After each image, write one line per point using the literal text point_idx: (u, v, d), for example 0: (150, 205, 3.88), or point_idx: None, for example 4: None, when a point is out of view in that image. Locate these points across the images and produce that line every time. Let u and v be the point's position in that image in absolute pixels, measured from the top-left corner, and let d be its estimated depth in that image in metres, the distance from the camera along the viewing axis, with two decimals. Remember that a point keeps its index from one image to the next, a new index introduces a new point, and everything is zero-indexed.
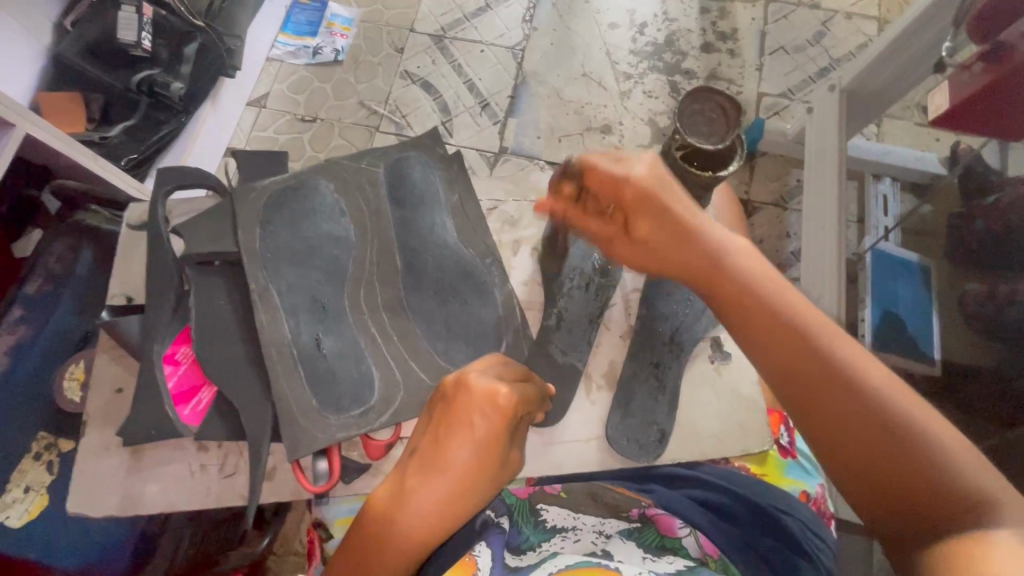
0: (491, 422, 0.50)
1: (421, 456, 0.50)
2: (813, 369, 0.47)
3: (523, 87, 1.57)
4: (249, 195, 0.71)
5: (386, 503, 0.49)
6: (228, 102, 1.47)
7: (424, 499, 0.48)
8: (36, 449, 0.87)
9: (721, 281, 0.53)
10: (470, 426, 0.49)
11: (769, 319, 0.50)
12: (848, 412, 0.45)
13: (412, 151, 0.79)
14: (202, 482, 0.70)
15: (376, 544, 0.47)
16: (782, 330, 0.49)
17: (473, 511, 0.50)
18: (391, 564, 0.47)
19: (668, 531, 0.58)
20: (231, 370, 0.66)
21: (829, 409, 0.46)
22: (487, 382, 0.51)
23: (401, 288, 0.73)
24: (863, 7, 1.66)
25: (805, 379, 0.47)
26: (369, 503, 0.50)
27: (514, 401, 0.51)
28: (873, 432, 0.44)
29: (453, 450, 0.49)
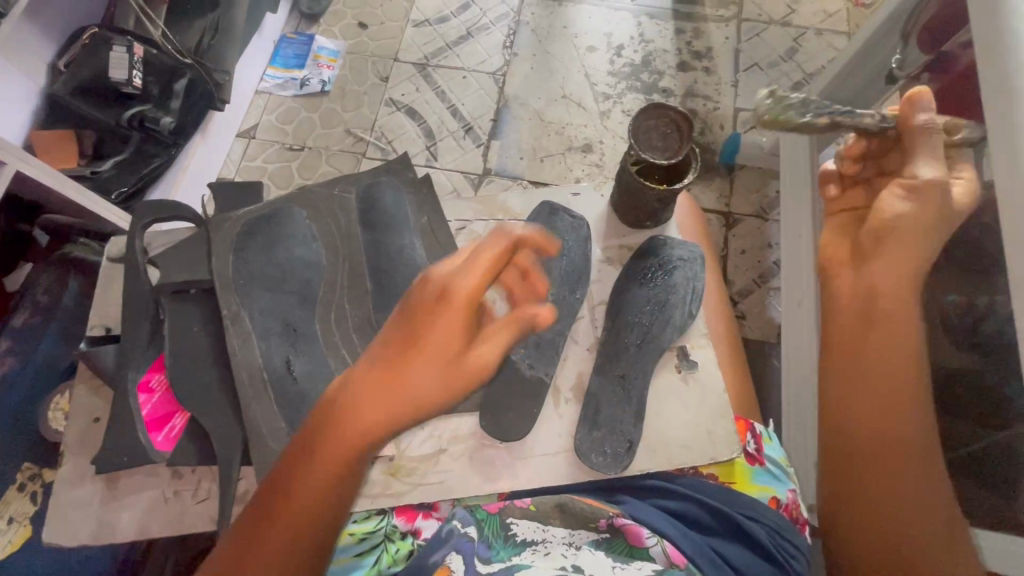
0: (452, 317, 0.47)
1: (381, 366, 0.48)
2: (886, 472, 0.68)
3: (505, 110, 1.62)
4: (223, 225, 0.75)
5: (293, 449, 0.49)
6: (219, 133, 1.52)
7: (333, 439, 0.47)
8: (21, 479, 0.90)
9: (888, 337, 0.70)
10: (433, 324, 0.48)
11: (898, 377, 0.69)
12: (870, 510, 0.68)
13: (384, 176, 0.83)
14: (177, 507, 0.68)
15: (284, 487, 0.48)
16: (893, 436, 0.68)
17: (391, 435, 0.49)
18: (295, 513, 0.47)
19: (636, 541, 0.60)
20: (205, 394, 0.67)
21: (877, 504, 0.68)
22: (456, 275, 0.48)
23: (371, 308, 0.74)
24: (833, 23, 1.72)
25: (861, 479, 0.69)
26: (285, 449, 0.50)
27: (472, 294, 0.48)
28: (900, 510, 0.67)
29: (417, 353, 0.47)
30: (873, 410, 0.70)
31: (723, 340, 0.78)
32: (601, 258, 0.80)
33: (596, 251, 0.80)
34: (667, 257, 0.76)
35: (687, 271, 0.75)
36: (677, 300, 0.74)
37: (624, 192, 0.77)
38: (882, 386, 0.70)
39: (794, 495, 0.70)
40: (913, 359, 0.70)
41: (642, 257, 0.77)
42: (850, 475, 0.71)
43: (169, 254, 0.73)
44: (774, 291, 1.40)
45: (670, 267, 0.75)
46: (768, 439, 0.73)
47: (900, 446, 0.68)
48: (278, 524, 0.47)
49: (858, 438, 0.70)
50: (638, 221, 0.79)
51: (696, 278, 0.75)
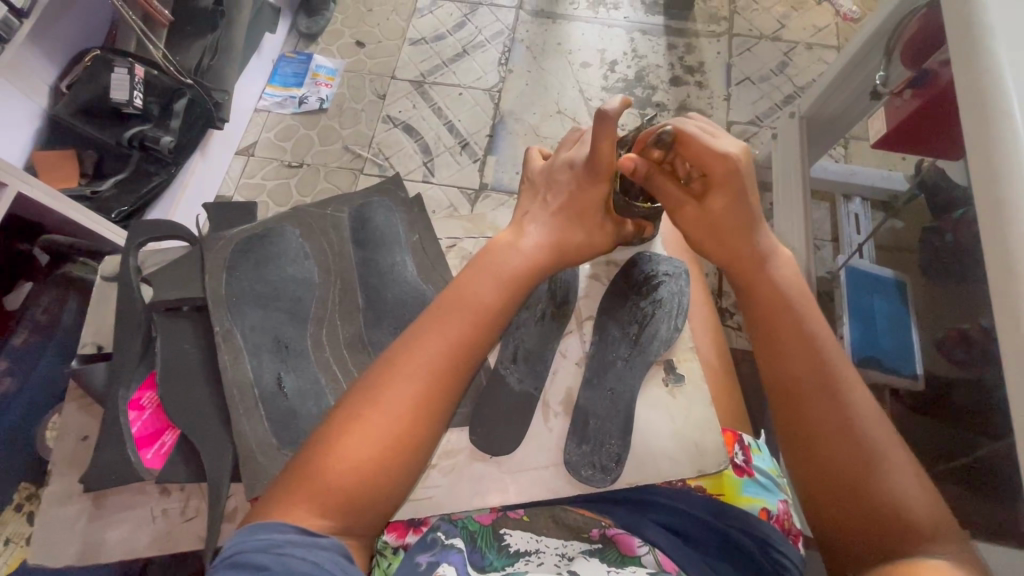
0: (466, 324, 0.59)
1: (374, 377, 0.56)
2: (830, 429, 0.57)
3: (500, 125, 1.64)
4: (217, 244, 0.76)
5: (377, 370, 0.57)
6: (218, 152, 1.54)
7: (429, 346, 0.57)
8: (19, 500, 0.97)
9: (767, 289, 0.65)
10: (440, 333, 0.58)
11: (795, 319, 0.63)
12: (820, 475, 0.56)
13: (376, 196, 0.84)
14: (165, 527, 0.67)
15: (371, 395, 0.55)
16: (819, 381, 0.59)
17: (478, 354, 0.59)
18: (380, 421, 0.53)
19: (627, 550, 0.63)
20: (196, 411, 0.67)
21: (831, 463, 0.56)
22: (481, 286, 0.61)
23: (362, 325, 0.75)
24: (823, 37, 1.75)
25: (814, 443, 0.57)
26: (360, 379, 0.57)
27: (501, 298, 0.61)
28: (853, 464, 0.55)
29: (421, 355, 0.57)
30: (794, 367, 0.60)
31: (710, 353, 0.78)
32: (589, 274, 0.80)
33: (584, 265, 0.80)
34: (653, 271, 0.77)
35: (673, 285, 0.76)
36: (664, 314, 0.75)
37: None
38: (783, 340, 0.62)
39: (785, 506, 0.70)
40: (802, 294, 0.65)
41: (631, 272, 0.78)
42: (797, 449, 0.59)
43: (162, 272, 0.74)
44: None
45: (656, 281, 0.76)
46: (759, 449, 0.74)
47: (830, 393, 0.58)
48: (362, 434, 0.53)
49: (787, 400, 0.60)
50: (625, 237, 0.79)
51: (682, 293, 0.76)
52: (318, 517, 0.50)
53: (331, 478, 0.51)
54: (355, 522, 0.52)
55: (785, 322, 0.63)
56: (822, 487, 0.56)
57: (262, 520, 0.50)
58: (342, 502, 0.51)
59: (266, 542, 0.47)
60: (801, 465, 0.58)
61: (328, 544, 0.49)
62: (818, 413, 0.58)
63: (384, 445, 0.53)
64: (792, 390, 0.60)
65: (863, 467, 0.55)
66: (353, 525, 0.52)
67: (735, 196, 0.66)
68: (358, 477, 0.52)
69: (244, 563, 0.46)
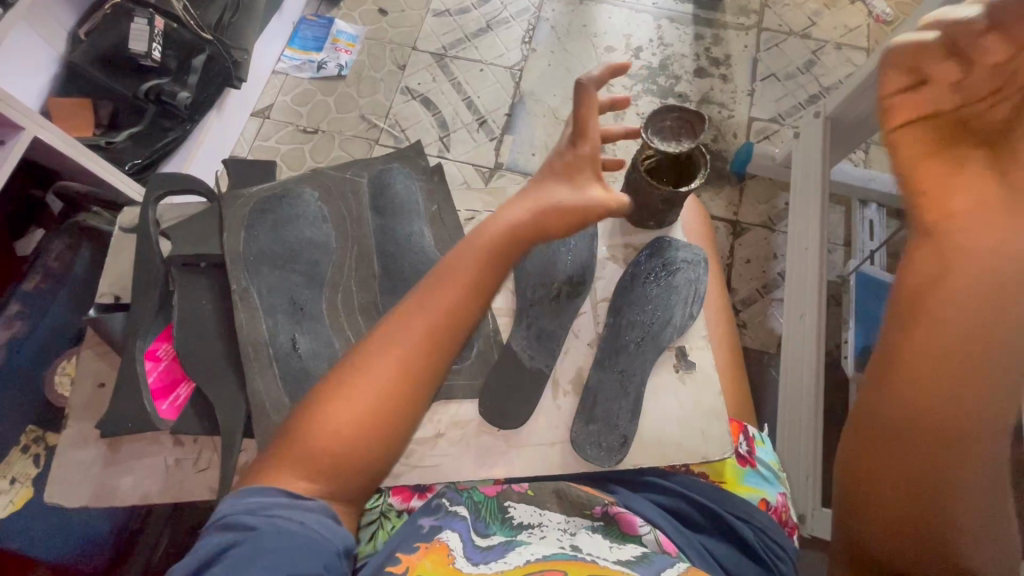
0: (441, 296, 0.60)
1: (361, 350, 0.58)
2: (922, 462, 0.54)
3: (520, 105, 1.62)
4: (236, 203, 0.75)
5: (358, 351, 0.59)
6: (233, 112, 1.52)
7: (408, 322, 0.58)
8: (25, 441, 0.95)
9: (936, 307, 0.55)
10: (420, 308, 0.59)
11: (955, 366, 0.54)
12: (905, 489, 0.55)
13: (396, 163, 0.83)
14: (177, 476, 0.68)
15: (361, 371, 0.56)
16: (939, 410, 0.54)
17: (473, 316, 0.61)
18: (370, 393, 0.55)
19: (629, 529, 0.63)
20: (212, 365, 0.68)
21: (905, 488, 0.55)
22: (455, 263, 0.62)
23: (377, 292, 0.74)
24: (853, 38, 1.71)
25: (902, 465, 0.55)
26: (352, 352, 0.59)
27: (475, 273, 0.61)
28: (928, 499, 0.54)
29: (401, 326, 0.58)
30: (914, 390, 0.55)
31: (723, 345, 0.78)
32: (606, 256, 0.79)
33: (602, 248, 0.79)
34: (671, 258, 0.77)
35: (691, 273, 0.76)
36: (679, 301, 0.74)
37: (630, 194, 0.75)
38: (917, 358, 0.55)
39: (784, 499, 0.71)
40: (992, 340, 0.54)
41: (647, 258, 0.77)
42: (882, 475, 0.57)
43: (181, 226, 0.74)
44: (776, 303, 1.40)
45: (673, 268, 0.76)
46: (761, 442, 0.75)
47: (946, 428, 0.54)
48: (344, 403, 0.55)
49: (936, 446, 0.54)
50: (641, 219, 0.78)
51: (699, 281, 0.76)
52: (305, 480, 0.53)
53: (315, 444, 0.53)
54: (345, 482, 0.54)
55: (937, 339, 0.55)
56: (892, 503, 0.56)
57: (256, 484, 0.53)
58: (327, 466, 0.53)
59: (256, 505, 0.50)
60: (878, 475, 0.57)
61: (315, 506, 0.51)
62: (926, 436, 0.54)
63: (369, 413, 0.55)
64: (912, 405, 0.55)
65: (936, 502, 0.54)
66: (341, 489, 0.54)
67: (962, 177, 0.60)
68: (341, 442, 0.54)
69: (238, 525, 0.49)
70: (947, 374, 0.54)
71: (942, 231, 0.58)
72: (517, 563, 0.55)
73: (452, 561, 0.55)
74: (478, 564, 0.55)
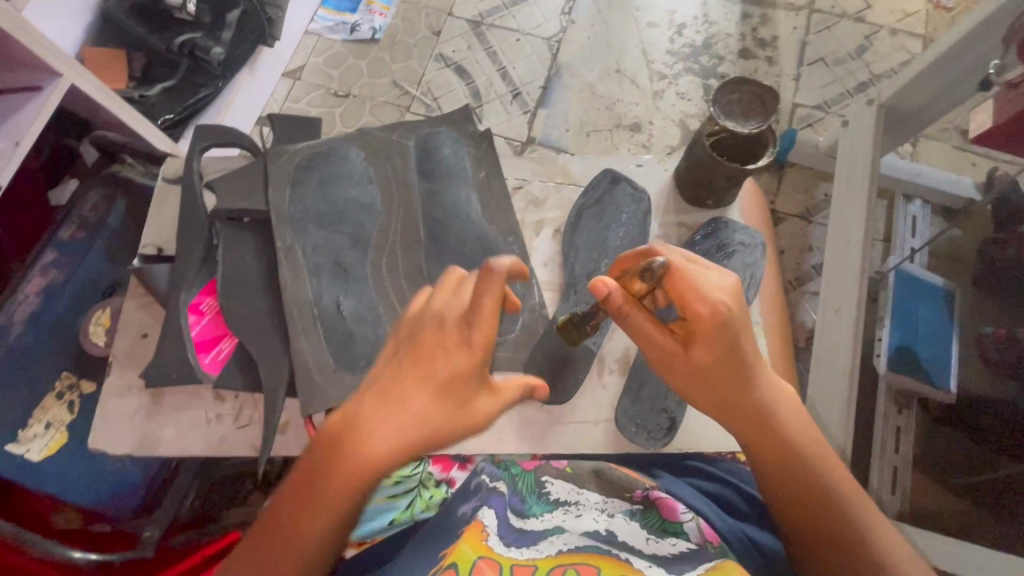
0: (390, 441, 0.48)
1: (293, 503, 0.49)
2: (786, 475, 0.57)
3: (556, 78, 1.57)
4: (282, 158, 0.73)
5: (281, 509, 0.49)
6: (264, 71, 1.48)
7: (348, 476, 0.48)
8: (59, 388, 0.94)
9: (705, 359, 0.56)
10: (368, 451, 0.48)
11: (749, 398, 0.57)
12: (795, 502, 0.57)
13: (443, 126, 0.80)
14: (217, 430, 0.68)
15: (319, 478, 0.48)
16: (758, 425, 0.58)
17: (479, 426, 0.52)
18: (335, 496, 0.48)
19: (670, 516, 0.61)
20: (256, 322, 0.67)
21: (796, 501, 0.57)
22: (386, 431, 0.48)
23: (422, 259, 0.72)
24: (909, 24, 1.62)
25: (784, 486, 0.57)
26: (272, 504, 0.50)
27: (421, 421, 0.49)
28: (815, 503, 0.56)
29: (340, 480, 0.48)
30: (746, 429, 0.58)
31: (776, 333, 0.75)
32: (659, 234, 0.77)
33: (654, 227, 0.77)
34: (726, 239, 0.74)
35: (748, 256, 0.73)
36: None
37: (694, 166, 0.72)
38: (734, 403, 0.57)
39: None
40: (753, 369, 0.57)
41: (702, 239, 0.75)
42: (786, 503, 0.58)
43: (225, 179, 0.72)
44: (810, 296, 1.36)
45: (730, 250, 0.73)
46: None
47: (777, 439, 0.58)
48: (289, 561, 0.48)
49: (777, 465, 0.58)
50: (699, 197, 0.76)
51: (757, 264, 0.73)
52: None
53: None
54: None
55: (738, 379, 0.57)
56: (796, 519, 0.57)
57: None
58: None
59: None
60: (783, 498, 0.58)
61: None
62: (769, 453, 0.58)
63: (320, 549, 0.49)
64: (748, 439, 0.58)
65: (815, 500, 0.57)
66: None
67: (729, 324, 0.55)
68: None
69: None
70: (753, 405, 0.57)
71: (698, 331, 0.56)
72: (547, 553, 0.52)
73: (487, 538, 0.53)
74: (510, 546, 0.53)
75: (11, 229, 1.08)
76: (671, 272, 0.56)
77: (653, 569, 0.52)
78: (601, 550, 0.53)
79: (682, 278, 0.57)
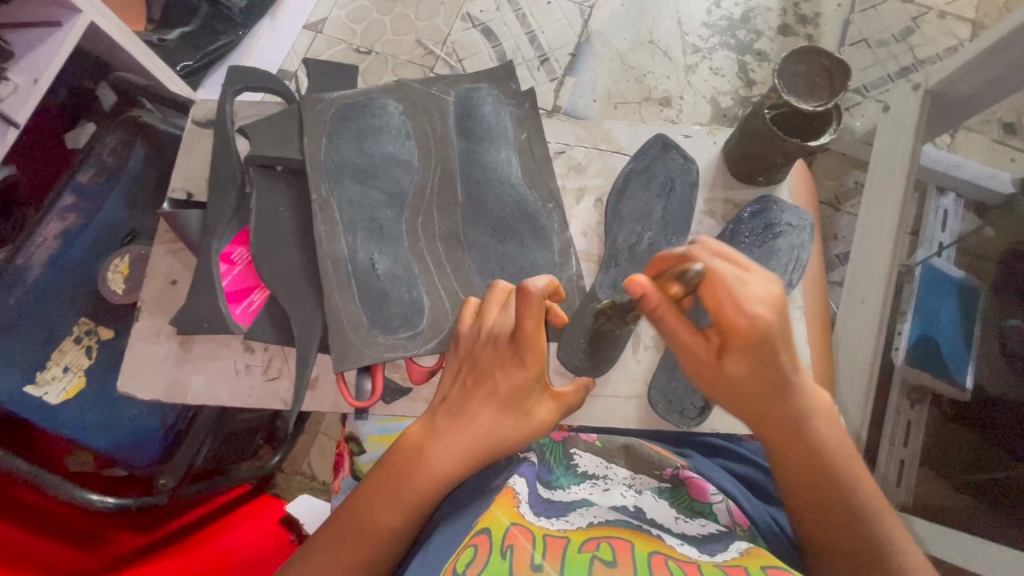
0: (452, 450, 0.53)
1: (364, 496, 0.54)
2: (823, 495, 0.54)
3: (587, 45, 1.50)
4: (318, 106, 0.70)
5: (351, 504, 0.55)
6: (285, 20, 1.42)
7: (412, 477, 0.53)
8: (78, 333, 0.91)
9: (739, 382, 0.52)
10: (428, 457, 0.53)
11: (782, 419, 0.53)
12: (834, 520, 0.54)
13: (484, 83, 0.76)
14: (246, 381, 0.68)
15: (397, 479, 0.53)
16: (793, 444, 0.54)
17: (547, 430, 0.56)
18: (409, 496, 0.53)
19: (699, 495, 0.61)
20: (288, 275, 0.65)
21: (830, 520, 0.54)
22: (447, 440, 0.54)
23: (459, 220, 0.70)
24: (961, 7, 1.53)
25: (821, 504, 0.54)
26: (344, 505, 0.55)
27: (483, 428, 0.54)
28: (849, 521, 0.53)
29: (410, 482, 0.53)
30: (786, 451, 0.55)
31: (817, 321, 0.73)
32: (704, 209, 0.75)
33: (700, 201, 0.75)
34: (774, 219, 0.72)
35: (794, 238, 0.71)
36: (778, 265, 0.70)
37: (751, 139, 0.69)
38: (768, 419, 0.54)
39: None
40: (790, 387, 0.52)
41: (749, 217, 0.72)
42: (823, 523, 0.54)
43: (258, 125, 0.69)
44: (833, 285, 1.34)
45: (776, 231, 0.71)
46: None
47: (812, 459, 0.54)
48: (363, 545, 0.53)
49: (813, 480, 0.54)
50: (750, 173, 0.73)
51: (802, 247, 0.71)
52: None
53: None
54: None
55: (772, 398, 0.53)
56: (831, 538, 0.54)
57: None
58: None
59: None
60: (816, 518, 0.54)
61: None
62: (805, 471, 0.54)
63: (388, 538, 0.53)
64: (786, 457, 0.55)
65: (852, 519, 0.53)
66: None
67: (768, 338, 0.50)
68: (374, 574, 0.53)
69: None
70: (788, 423, 0.53)
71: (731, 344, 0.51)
72: (579, 524, 0.49)
73: (518, 506, 0.51)
74: (540, 516, 0.50)
75: (27, 169, 1.06)
76: (705, 280, 0.50)
77: (684, 547, 0.50)
78: (633, 526, 0.52)
79: (717, 286, 0.50)
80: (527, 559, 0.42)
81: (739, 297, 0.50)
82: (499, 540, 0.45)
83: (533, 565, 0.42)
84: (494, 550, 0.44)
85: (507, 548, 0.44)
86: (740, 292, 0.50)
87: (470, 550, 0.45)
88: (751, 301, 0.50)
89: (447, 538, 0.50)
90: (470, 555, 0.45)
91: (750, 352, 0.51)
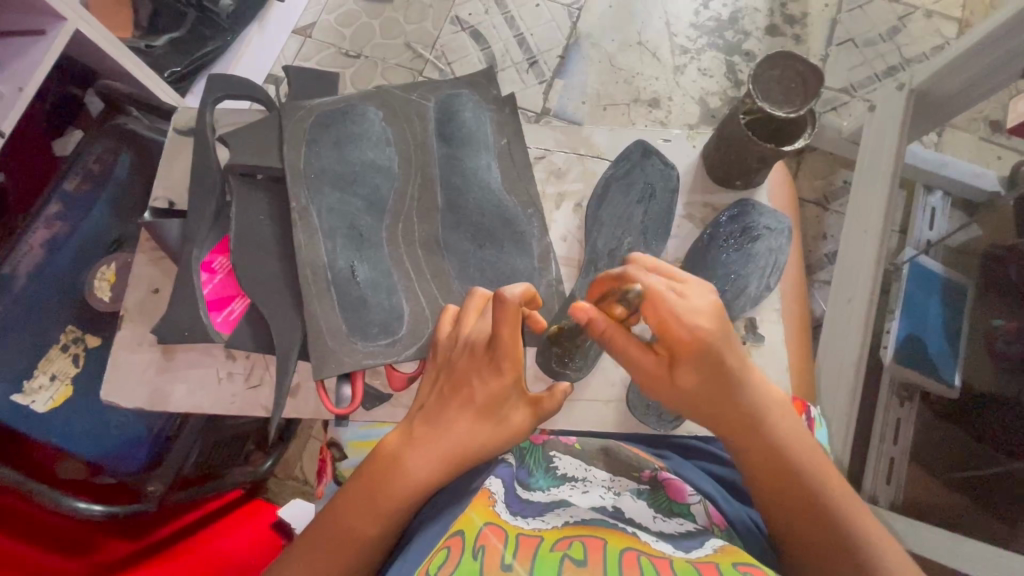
0: (429, 457, 0.54)
1: (340, 509, 0.54)
2: (789, 495, 0.56)
3: (575, 48, 1.51)
4: (298, 113, 0.71)
5: (328, 517, 0.55)
6: (274, 26, 1.43)
7: (388, 485, 0.54)
8: (64, 341, 0.91)
9: (690, 392, 0.55)
10: (404, 465, 0.54)
11: (733, 424, 0.56)
12: (808, 513, 0.55)
13: (465, 88, 0.76)
14: (228, 388, 0.69)
15: (373, 490, 0.54)
16: (749, 448, 0.56)
17: (523, 436, 0.57)
18: (386, 504, 0.53)
19: (677, 496, 0.61)
20: (268, 282, 0.66)
21: (803, 515, 0.55)
22: (424, 447, 0.54)
23: (439, 226, 0.70)
24: (946, 6, 1.55)
25: (789, 500, 0.55)
26: (321, 518, 0.55)
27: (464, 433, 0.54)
28: (823, 516, 0.54)
29: (386, 492, 0.53)
30: (746, 454, 0.57)
31: (796, 322, 0.73)
32: (683, 213, 0.75)
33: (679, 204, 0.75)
34: (752, 223, 0.73)
35: (772, 242, 0.72)
36: (756, 268, 0.71)
37: (727, 144, 0.70)
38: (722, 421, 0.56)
39: None
40: (736, 392, 0.55)
41: (728, 221, 0.73)
42: (797, 519, 0.55)
43: (237, 133, 0.69)
44: (821, 284, 1.34)
45: (754, 235, 0.72)
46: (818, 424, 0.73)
47: (778, 458, 0.56)
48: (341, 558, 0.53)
49: (780, 478, 0.56)
50: (728, 177, 0.74)
51: (780, 251, 0.72)
52: None
53: None
54: None
55: (722, 403, 0.55)
56: (807, 532, 0.55)
57: None
58: None
59: None
60: (788, 514, 0.56)
61: None
62: (768, 472, 0.56)
63: (366, 549, 0.54)
64: (748, 460, 0.57)
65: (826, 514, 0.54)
66: None
67: (711, 350, 0.53)
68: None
69: None
70: (741, 426, 0.56)
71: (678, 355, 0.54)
72: (554, 524, 0.50)
73: (493, 506, 0.52)
74: (516, 516, 0.51)
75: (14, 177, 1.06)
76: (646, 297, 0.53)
77: (660, 543, 0.51)
78: (608, 524, 0.52)
79: (660, 303, 0.53)
80: (497, 560, 0.43)
81: (679, 312, 0.53)
82: (471, 541, 0.46)
83: (502, 565, 0.43)
84: (466, 552, 0.45)
85: (479, 548, 0.45)
86: (681, 305, 0.53)
87: (443, 552, 0.46)
88: (692, 314, 0.53)
89: (424, 542, 0.51)
90: (443, 556, 0.46)
91: (697, 363, 0.54)
